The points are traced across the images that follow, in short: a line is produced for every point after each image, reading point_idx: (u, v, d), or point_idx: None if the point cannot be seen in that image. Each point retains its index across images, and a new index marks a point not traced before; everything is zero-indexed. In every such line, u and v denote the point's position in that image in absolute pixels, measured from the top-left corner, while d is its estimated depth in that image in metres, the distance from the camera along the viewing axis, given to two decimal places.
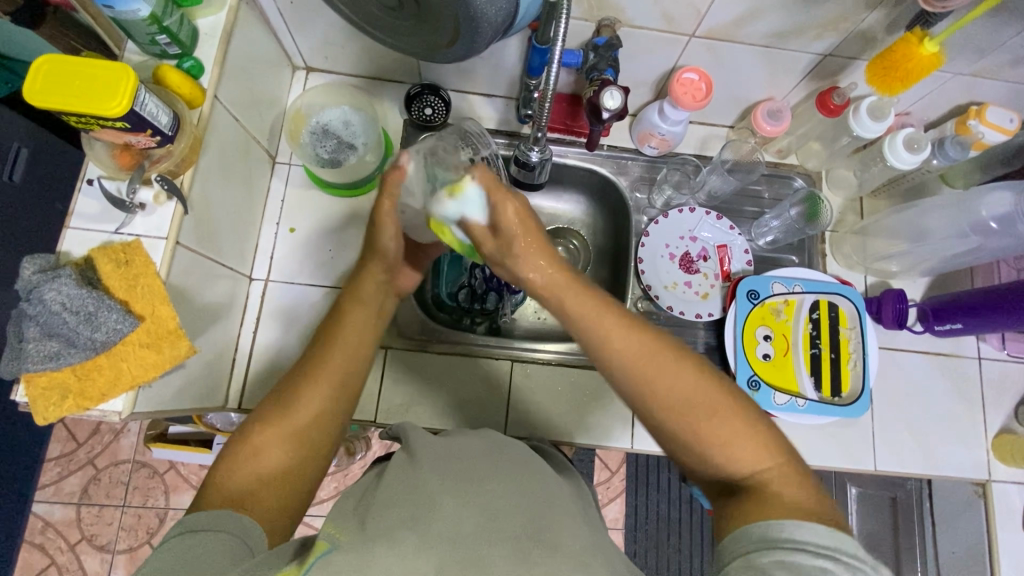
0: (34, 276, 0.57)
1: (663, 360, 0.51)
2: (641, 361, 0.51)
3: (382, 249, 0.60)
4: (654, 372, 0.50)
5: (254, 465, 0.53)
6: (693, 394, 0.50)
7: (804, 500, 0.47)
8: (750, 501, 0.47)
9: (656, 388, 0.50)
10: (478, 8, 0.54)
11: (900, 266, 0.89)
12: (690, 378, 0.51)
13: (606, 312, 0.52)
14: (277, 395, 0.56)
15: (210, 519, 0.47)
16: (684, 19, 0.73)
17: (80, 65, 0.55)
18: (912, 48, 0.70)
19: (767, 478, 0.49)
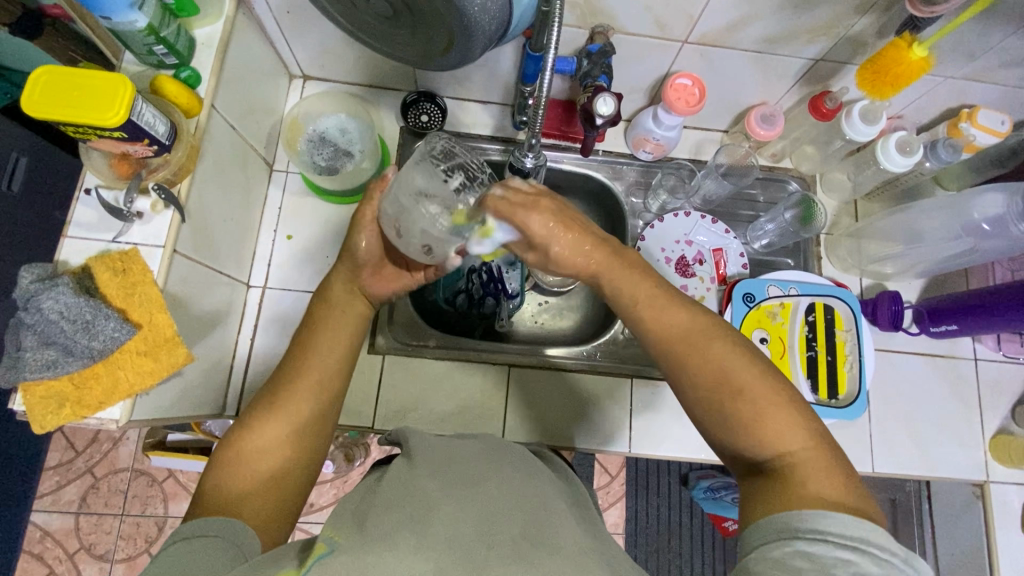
0: (31, 284, 0.57)
1: (702, 336, 0.51)
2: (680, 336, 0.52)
3: (353, 249, 0.61)
4: (691, 347, 0.51)
5: (249, 467, 0.53)
6: (732, 371, 0.49)
7: (839, 491, 0.44)
8: (775, 483, 0.46)
9: (689, 363, 0.51)
10: (472, 17, 0.55)
11: (895, 268, 0.90)
12: (728, 353, 0.50)
13: (645, 289, 0.54)
14: (265, 397, 0.56)
15: (206, 527, 0.47)
16: (677, 26, 0.74)
17: (78, 75, 0.56)
18: (901, 52, 0.70)
19: (797, 463, 0.47)
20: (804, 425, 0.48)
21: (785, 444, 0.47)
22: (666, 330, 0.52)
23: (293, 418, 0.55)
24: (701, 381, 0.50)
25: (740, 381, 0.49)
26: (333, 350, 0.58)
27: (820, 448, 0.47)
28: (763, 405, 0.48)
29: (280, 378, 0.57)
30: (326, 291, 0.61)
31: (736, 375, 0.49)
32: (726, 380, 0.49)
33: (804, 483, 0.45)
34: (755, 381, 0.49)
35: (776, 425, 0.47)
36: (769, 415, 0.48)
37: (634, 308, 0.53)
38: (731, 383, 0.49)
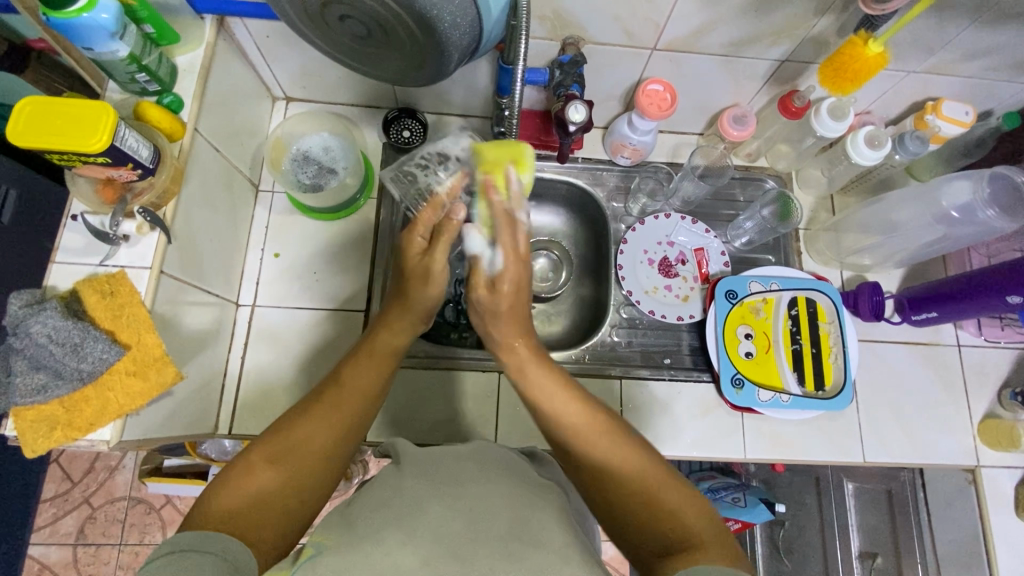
0: (20, 310, 0.58)
1: (606, 430, 0.58)
2: (586, 425, 0.58)
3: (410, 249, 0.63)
4: (596, 440, 0.58)
5: (260, 477, 0.51)
6: (632, 464, 0.56)
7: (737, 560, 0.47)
8: (686, 554, 0.47)
9: (598, 446, 0.57)
10: (443, 34, 0.57)
11: (873, 258, 0.92)
12: (628, 450, 0.56)
13: (563, 390, 0.61)
14: (301, 408, 0.58)
15: (196, 541, 0.44)
16: (644, 33, 0.77)
17: (62, 104, 0.57)
18: (857, 50, 0.73)
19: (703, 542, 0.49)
20: (699, 503, 0.53)
21: (682, 519, 0.51)
22: (578, 417, 0.59)
23: (310, 444, 0.54)
24: (614, 462, 0.56)
25: (639, 463, 0.55)
26: (369, 389, 0.60)
27: (720, 528, 0.51)
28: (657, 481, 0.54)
29: (300, 406, 0.58)
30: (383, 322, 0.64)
31: (633, 460, 0.56)
32: (621, 462, 0.56)
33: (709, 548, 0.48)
34: (655, 473, 0.55)
35: (670, 501, 0.53)
36: (666, 496, 0.53)
37: (547, 398, 0.61)
38: (632, 470, 0.55)
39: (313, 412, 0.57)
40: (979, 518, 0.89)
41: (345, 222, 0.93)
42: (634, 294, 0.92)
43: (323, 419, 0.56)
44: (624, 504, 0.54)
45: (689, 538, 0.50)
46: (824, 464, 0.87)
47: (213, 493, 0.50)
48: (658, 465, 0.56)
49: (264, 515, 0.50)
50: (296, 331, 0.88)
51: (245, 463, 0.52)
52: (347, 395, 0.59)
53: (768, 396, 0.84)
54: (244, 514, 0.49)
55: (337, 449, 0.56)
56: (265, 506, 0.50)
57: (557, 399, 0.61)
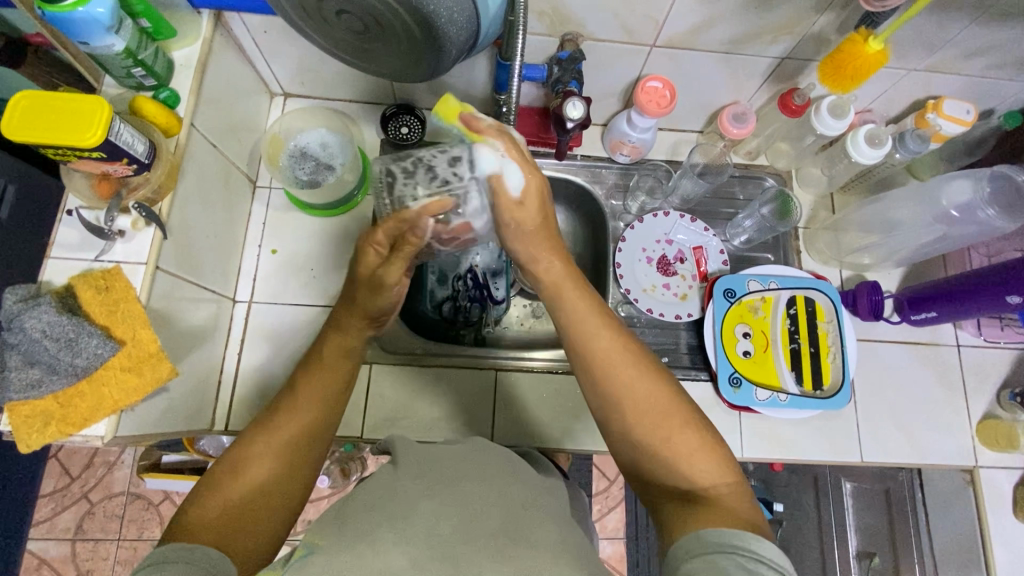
0: (14, 305, 0.58)
1: (632, 363, 0.56)
2: (620, 356, 0.56)
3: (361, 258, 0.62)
4: (622, 373, 0.55)
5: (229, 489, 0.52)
6: (653, 402, 0.54)
7: (748, 516, 0.48)
8: (698, 508, 0.49)
9: (623, 380, 0.55)
10: (439, 29, 0.57)
11: (873, 258, 0.91)
12: (652, 386, 0.55)
13: (592, 316, 0.58)
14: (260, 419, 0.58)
15: (178, 551, 0.45)
16: (643, 30, 0.76)
17: (56, 99, 0.57)
18: (858, 47, 0.73)
19: (713, 493, 0.50)
20: (718, 455, 0.53)
21: (695, 468, 0.52)
22: (605, 348, 0.57)
23: (277, 456, 0.55)
24: (635, 400, 0.54)
25: (666, 404, 0.54)
26: (329, 390, 0.60)
27: (732, 480, 0.52)
28: (679, 425, 0.53)
29: (261, 417, 0.58)
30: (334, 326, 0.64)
31: (660, 399, 0.54)
32: (647, 398, 0.54)
33: (720, 507, 0.49)
34: (677, 410, 0.54)
35: (689, 447, 0.53)
36: (684, 438, 0.53)
37: (578, 324, 0.58)
38: (654, 406, 0.54)
39: (276, 421, 0.57)
40: (977, 520, 0.88)
41: (343, 218, 0.93)
42: (632, 292, 0.92)
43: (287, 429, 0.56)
44: (644, 442, 0.54)
45: (699, 491, 0.51)
46: (822, 463, 0.87)
47: (186, 509, 0.51)
48: (683, 407, 0.55)
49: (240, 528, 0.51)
50: (293, 328, 0.88)
51: (215, 480, 0.53)
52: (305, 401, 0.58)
53: (765, 395, 0.84)
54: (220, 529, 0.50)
55: (306, 454, 0.57)
56: (239, 521, 0.51)
57: (590, 327, 0.58)
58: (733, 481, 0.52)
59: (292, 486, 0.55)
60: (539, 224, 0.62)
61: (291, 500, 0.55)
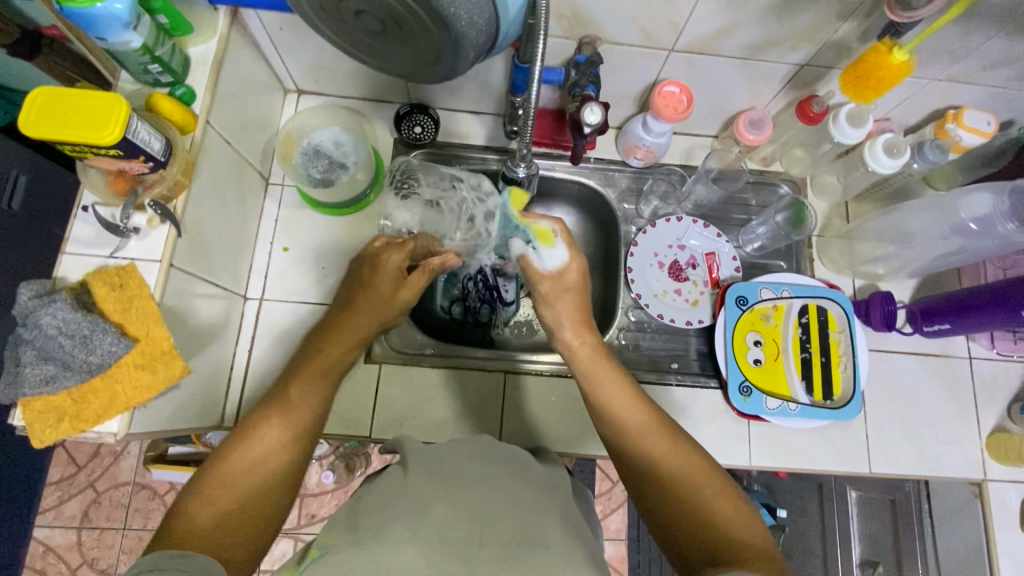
0: (30, 300, 0.58)
1: (664, 431, 0.60)
2: (652, 427, 0.60)
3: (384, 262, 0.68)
4: (654, 441, 0.59)
5: (219, 493, 0.52)
6: (686, 467, 0.58)
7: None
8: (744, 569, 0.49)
9: (656, 447, 0.59)
10: (459, 31, 0.56)
11: (887, 268, 0.91)
12: (682, 453, 0.59)
13: (623, 388, 0.63)
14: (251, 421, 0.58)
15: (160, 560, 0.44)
16: (662, 34, 0.75)
17: (74, 95, 0.57)
18: (882, 57, 0.72)
19: (755, 555, 0.51)
20: (751, 520, 0.55)
21: (731, 531, 0.54)
22: (636, 417, 0.61)
23: (263, 458, 0.55)
24: (670, 464, 0.58)
25: (697, 470, 0.58)
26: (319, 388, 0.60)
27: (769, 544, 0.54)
28: (713, 492, 0.56)
29: (248, 422, 0.57)
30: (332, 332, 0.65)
31: (695, 472, 0.58)
32: (681, 468, 0.58)
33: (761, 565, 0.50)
34: (709, 476, 0.58)
35: (725, 514, 0.55)
36: (719, 503, 0.56)
37: (610, 395, 0.63)
38: (687, 473, 0.57)
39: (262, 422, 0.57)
40: (983, 531, 0.88)
41: (355, 217, 0.93)
42: (643, 298, 0.92)
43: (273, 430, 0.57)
44: (683, 508, 0.56)
45: (740, 552, 0.52)
46: (829, 473, 0.87)
47: (176, 515, 0.51)
48: (714, 475, 0.58)
49: (235, 529, 0.51)
50: (303, 326, 0.88)
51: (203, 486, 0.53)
52: (297, 400, 0.59)
53: (775, 404, 0.84)
54: (211, 533, 0.50)
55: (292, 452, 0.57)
56: (225, 526, 0.51)
57: (621, 398, 0.62)
58: (768, 543, 0.54)
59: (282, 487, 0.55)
60: (574, 297, 0.70)
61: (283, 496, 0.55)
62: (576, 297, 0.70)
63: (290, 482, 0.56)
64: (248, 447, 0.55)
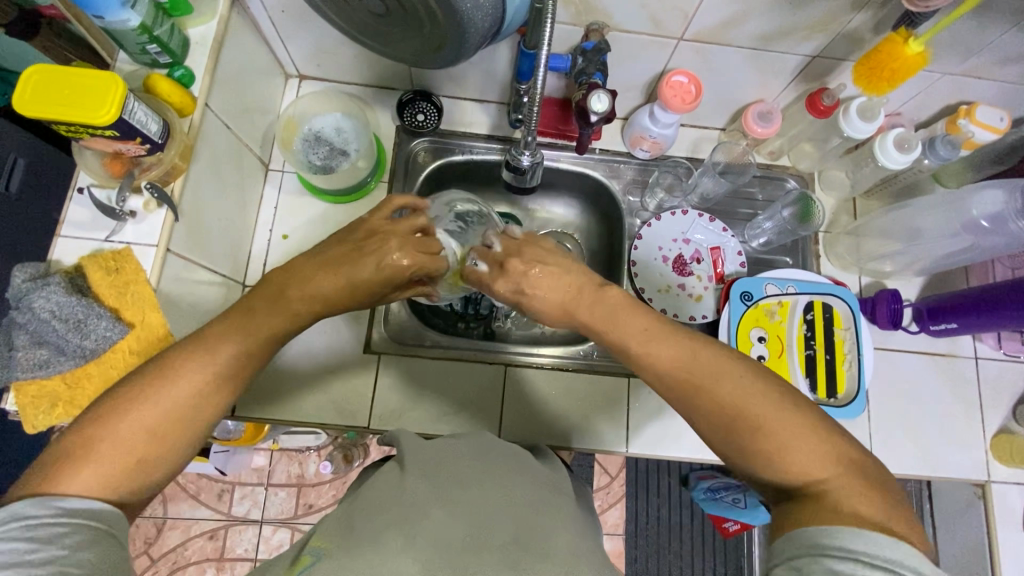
0: (24, 283, 0.57)
1: (703, 367, 0.51)
2: (687, 368, 0.51)
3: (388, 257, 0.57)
4: (693, 382, 0.51)
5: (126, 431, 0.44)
6: (738, 403, 0.49)
7: (870, 510, 0.43)
8: (801, 509, 0.45)
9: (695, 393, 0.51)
10: (464, 14, 0.54)
11: (894, 266, 0.89)
12: (732, 389, 0.49)
13: (639, 333, 0.53)
14: (184, 349, 0.48)
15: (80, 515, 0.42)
16: (671, 22, 0.74)
17: (69, 74, 0.56)
18: (897, 48, 0.70)
19: (826, 485, 0.45)
20: (820, 440, 0.47)
21: (798, 464, 0.46)
22: (669, 363, 0.52)
23: (178, 401, 0.46)
24: (715, 407, 0.49)
25: (749, 403, 0.48)
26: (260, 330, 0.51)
27: (844, 467, 0.46)
28: (772, 419, 0.47)
29: (180, 348, 0.48)
30: (301, 279, 0.54)
31: (750, 402, 0.48)
32: (728, 407, 0.49)
33: (834, 507, 0.43)
34: (766, 405, 0.48)
35: (791, 443, 0.47)
36: (784, 429, 0.47)
37: (632, 345, 0.54)
38: (737, 410, 0.48)
39: (183, 362, 0.47)
40: (986, 533, 0.87)
41: (355, 206, 0.91)
42: (646, 292, 0.91)
43: (195, 373, 0.47)
44: (742, 446, 0.49)
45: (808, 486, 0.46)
46: None
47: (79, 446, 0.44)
48: (770, 400, 0.48)
49: (140, 468, 0.45)
50: None
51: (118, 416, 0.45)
52: (241, 335, 0.50)
53: None
54: (109, 470, 0.44)
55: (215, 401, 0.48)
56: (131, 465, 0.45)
57: (647, 345, 0.53)
58: (845, 465, 0.46)
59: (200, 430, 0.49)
60: (557, 276, 0.58)
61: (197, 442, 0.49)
62: (562, 278, 0.57)
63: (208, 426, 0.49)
64: (167, 380, 0.46)
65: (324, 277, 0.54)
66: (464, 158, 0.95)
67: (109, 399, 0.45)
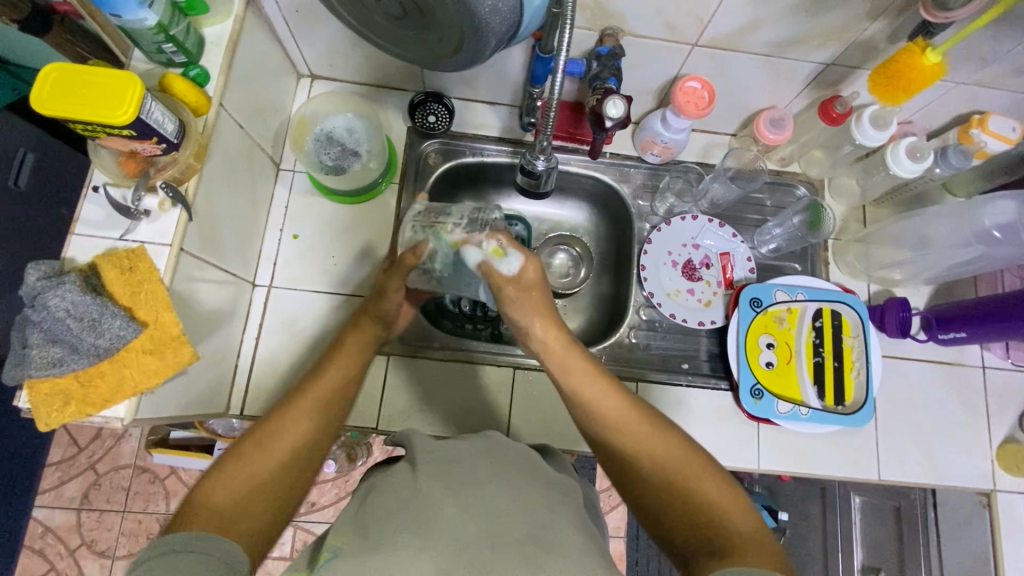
0: (38, 282, 0.57)
1: (640, 419, 0.60)
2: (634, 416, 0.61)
3: (384, 308, 0.69)
4: (630, 427, 0.60)
5: (252, 466, 0.53)
6: (666, 454, 0.58)
7: (777, 557, 0.49)
8: (725, 553, 0.50)
9: (636, 435, 0.60)
10: (483, 18, 0.54)
11: (904, 274, 0.89)
12: (664, 440, 0.59)
13: (595, 380, 0.63)
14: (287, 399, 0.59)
15: (188, 542, 0.44)
16: (686, 28, 0.74)
17: (87, 73, 0.56)
18: (914, 58, 0.70)
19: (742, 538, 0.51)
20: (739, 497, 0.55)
21: (721, 514, 0.54)
22: (612, 408, 0.61)
23: (280, 449, 0.55)
24: (648, 452, 0.58)
25: (678, 455, 0.58)
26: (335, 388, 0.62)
27: (755, 523, 0.53)
28: (701, 474, 0.57)
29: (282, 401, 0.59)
30: (352, 327, 0.69)
31: (677, 455, 0.58)
32: (665, 455, 0.58)
33: (753, 548, 0.49)
34: (691, 460, 0.57)
35: (709, 496, 0.55)
36: (704, 483, 0.56)
37: (587, 385, 0.63)
38: (666, 458, 0.58)
39: (293, 403, 0.59)
40: (990, 542, 0.87)
41: (366, 207, 0.91)
42: (655, 296, 0.91)
43: (299, 414, 0.58)
44: (674, 498, 0.56)
45: (728, 538, 0.51)
46: (837, 480, 0.86)
47: (211, 484, 0.51)
48: (699, 457, 0.58)
49: (267, 498, 0.52)
50: (312, 317, 0.87)
51: (244, 453, 0.54)
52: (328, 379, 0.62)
53: (786, 408, 0.83)
54: (243, 500, 0.51)
55: (309, 452, 0.57)
56: (260, 494, 0.52)
57: (596, 387, 0.62)
58: (754, 521, 0.54)
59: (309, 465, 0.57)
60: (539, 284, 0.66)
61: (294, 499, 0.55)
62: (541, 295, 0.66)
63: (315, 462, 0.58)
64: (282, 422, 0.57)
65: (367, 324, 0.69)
66: (474, 160, 0.95)
67: (231, 449, 0.54)
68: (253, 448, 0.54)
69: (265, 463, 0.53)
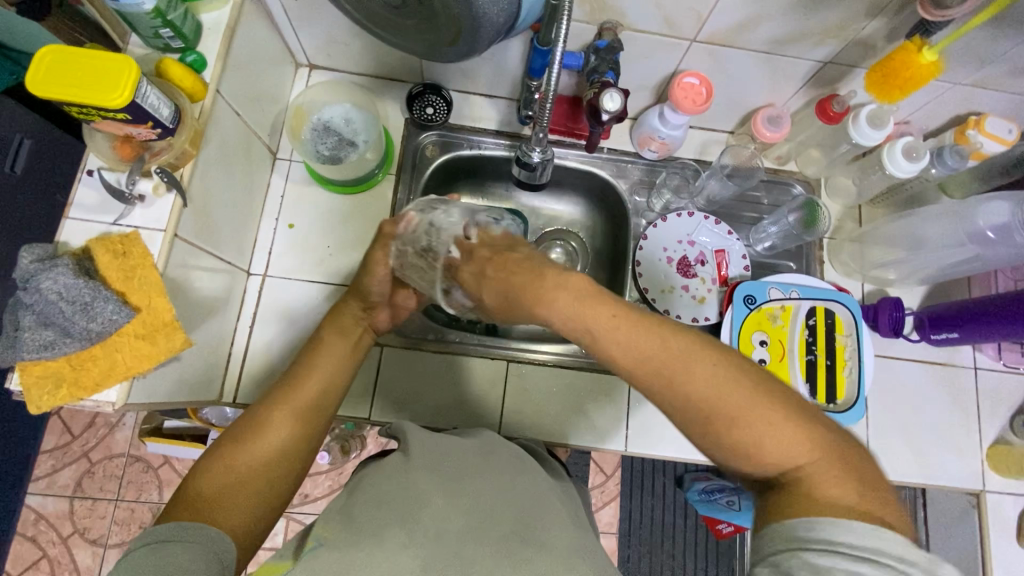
0: (31, 265, 0.57)
1: (666, 351, 0.43)
2: (653, 351, 0.43)
3: (366, 290, 0.64)
4: (655, 369, 0.43)
5: (228, 468, 0.51)
6: (707, 392, 0.42)
7: (858, 498, 0.40)
8: (787, 497, 0.42)
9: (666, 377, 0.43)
10: (479, 8, 0.54)
11: (897, 274, 0.90)
12: (702, 376, 0.42)
13: (602, 309, 0.45)
14: (272, 392, 0.56)
15: (177, 530, 0.45)
16: (685, 23, 0.74)
17: (82, 55, 0.55)
18: (911, 56, 0.70)
19: (812, 474, 0.41)
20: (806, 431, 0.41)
21: (776, 456, 0.42)
22: (627, 348, 0.44)
23: (266, 446, 0.53)
24: (680, 393, 0.43)
25: (721, 393, 0.42)
26: (327, 377, 0.58)
27: (830, 451, 0.42)
28: (748, 411, 0.42)
29: (266, 394, 0.56)
30: (332, 318, 0.63)
31: (718, 389, 0.42)
32: (698, 397, 0.42)
33: (818, 496, 0.40)
34: (735, 389, 0.42)
35: (767, 433, 0.42)
36: (758, 417, 0.42)
37: (589, 330, 0.45)
38: (707, 398, 0.42)
39: (276, 399, 0.56)
40: (979, 541, 0.88)
41: (363, 197, 0.91)
42: (650, 292, 0.91)
43: (278, 415, 0.54)
44: (718, 442, 0.43)
45: (797, 474, 0.42)
46: None
47: (192, 478, 0.51)
48: (746, 389, 0.42)
49: (247, 500, 0.51)
50: (307, 306, 0.87)
51: (222, 451, 0.52)
52: (309, 374, 0.58)
53: None
54: (222, 500, 0.50)
55: (298, 447, 0.55)
56: (237, 496, 0.51)
57: (603, 325, 0.45)
58: (828, 448, 0.42)
59: (294, 466, 0.55)
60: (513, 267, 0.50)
61: (286, 493, 0.54)
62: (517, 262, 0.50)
63: (301, 461, 0.55)
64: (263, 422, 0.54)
65: (353, 310, 0.64)
66: (471, 152, 0.94)
67: (211, 448, 0.53)
68: (237, 445, 0.53)
69: (249, 462, 0.52)
